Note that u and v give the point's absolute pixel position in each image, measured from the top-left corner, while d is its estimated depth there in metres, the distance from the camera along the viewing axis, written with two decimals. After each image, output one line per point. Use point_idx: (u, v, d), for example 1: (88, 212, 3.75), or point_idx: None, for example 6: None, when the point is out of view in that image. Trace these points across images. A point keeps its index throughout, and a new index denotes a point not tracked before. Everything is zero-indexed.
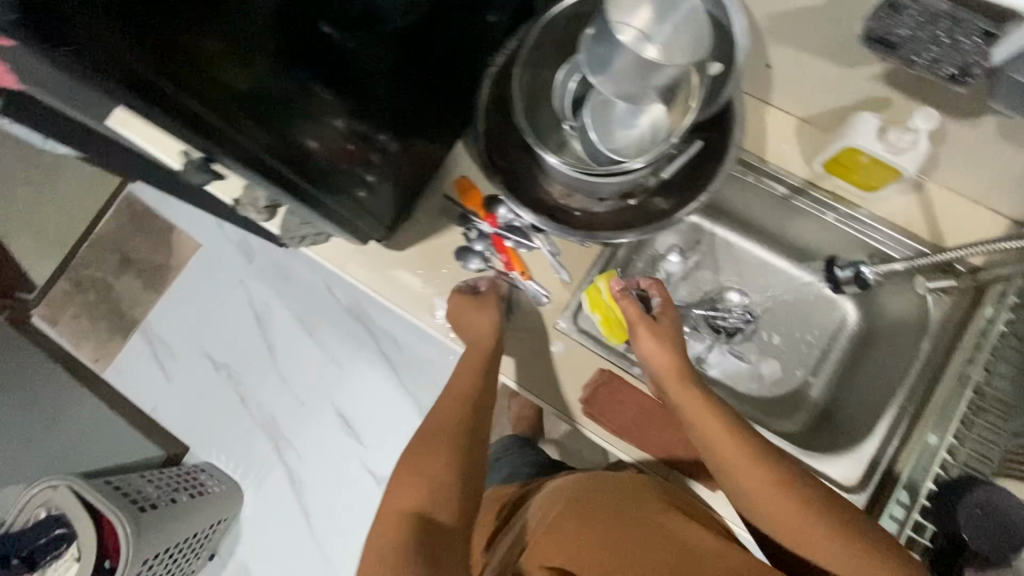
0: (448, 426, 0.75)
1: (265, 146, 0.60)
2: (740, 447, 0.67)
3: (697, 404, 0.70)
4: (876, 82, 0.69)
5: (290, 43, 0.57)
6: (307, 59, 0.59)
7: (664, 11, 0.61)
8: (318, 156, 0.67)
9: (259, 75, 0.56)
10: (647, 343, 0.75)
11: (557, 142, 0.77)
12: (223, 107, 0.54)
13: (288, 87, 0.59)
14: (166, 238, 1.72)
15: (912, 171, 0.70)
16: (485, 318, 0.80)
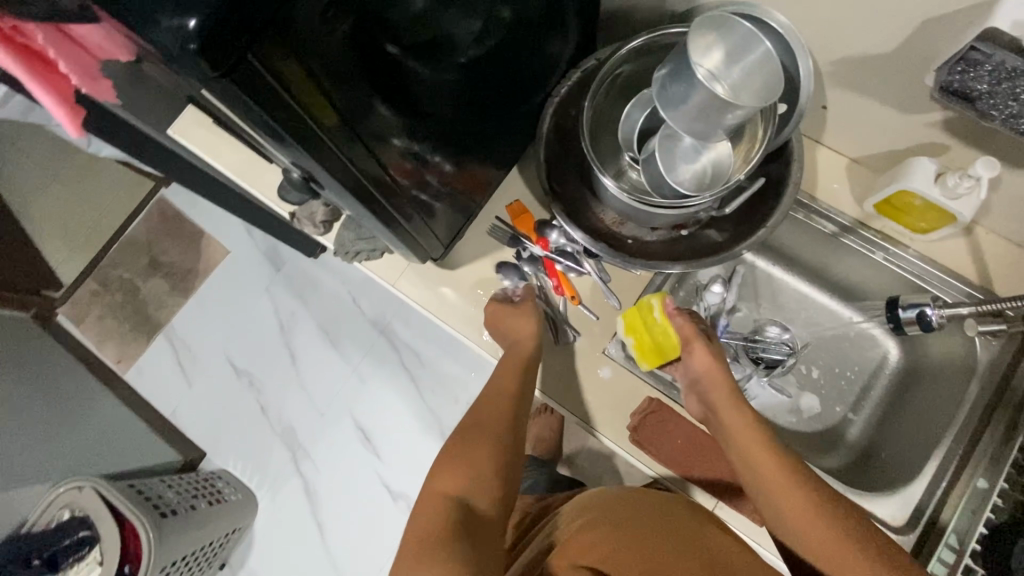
0: (484, 437, 0.76)
1: (352, 162, 0.61)
2: (786, 471, 0.68)
3: (748, 426, 0.74)
4: (935, 129, 0.71)
5: (364, 61, 0.55)
6: (376, 78, 0.58)
7: (734, 56, 0.64)
8: (391, 175, 0.68)
9: (358, 96, 0.57)
10: (702, 364, 0.79)
11: (616, 169, 0.79)
12: (331, 125, 0.55)
13: (358, 103, 0.57)
14: (196, 243, 1.74)
15: (967, 216, 0.71)
16: (528, 325, 0.82)
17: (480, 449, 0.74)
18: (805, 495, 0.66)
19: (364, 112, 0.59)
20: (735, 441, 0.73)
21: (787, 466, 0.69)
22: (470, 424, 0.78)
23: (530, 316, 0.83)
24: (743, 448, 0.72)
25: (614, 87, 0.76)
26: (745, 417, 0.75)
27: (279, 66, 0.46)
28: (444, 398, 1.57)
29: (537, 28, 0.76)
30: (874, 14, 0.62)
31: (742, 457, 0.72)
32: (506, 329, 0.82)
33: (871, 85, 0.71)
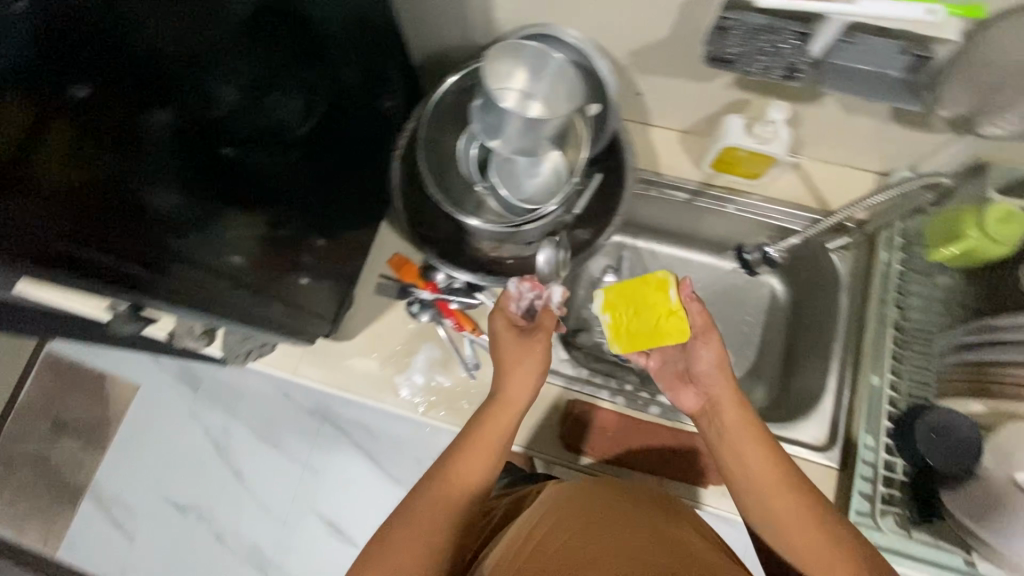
0: (453, 491, 0.66)
1: (190, 280, 0.59)
2: (779, 473, 0.65)
3: (749, 430, 0.68)
4: (732, 88, 0.78)
5: (195, 168, 0.56)
6: (212, 183, 0.59)
7: (537, 70, 0.69)
8: (250, 266, 0.68)
9: (188, 200, 0.57)
10: (698, 349, 0.74)
11: (474, 202, 0.80)
12: (151, 247, 0.54)
13: (199, 211, 0.59)
14: (99, 389, 1.62)
15: (784, 154, 0.79)
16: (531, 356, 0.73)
17: (448, 498, 0.66)
18: (794, 505, 0.63)
19: (195, 219, 0.58)
20: (727, 435, 0.69)
21: (780, 469, 0.65)
22: (444, 476, 0.67)
23: (539, 362, 0.73)
24: (739, 443, 0.68)
25: (446, 126, 0.79)
26: (747, 413, 0.69)
27: (59, 209, 0.44)
28: (403, 462, 1.52)
29: (357, 91, 0.79)
30: (640, 5, 0.69)
31: (734, 451, 0.68)
32: (507, 369, 0.73)
33: (666, 65, 0.78)
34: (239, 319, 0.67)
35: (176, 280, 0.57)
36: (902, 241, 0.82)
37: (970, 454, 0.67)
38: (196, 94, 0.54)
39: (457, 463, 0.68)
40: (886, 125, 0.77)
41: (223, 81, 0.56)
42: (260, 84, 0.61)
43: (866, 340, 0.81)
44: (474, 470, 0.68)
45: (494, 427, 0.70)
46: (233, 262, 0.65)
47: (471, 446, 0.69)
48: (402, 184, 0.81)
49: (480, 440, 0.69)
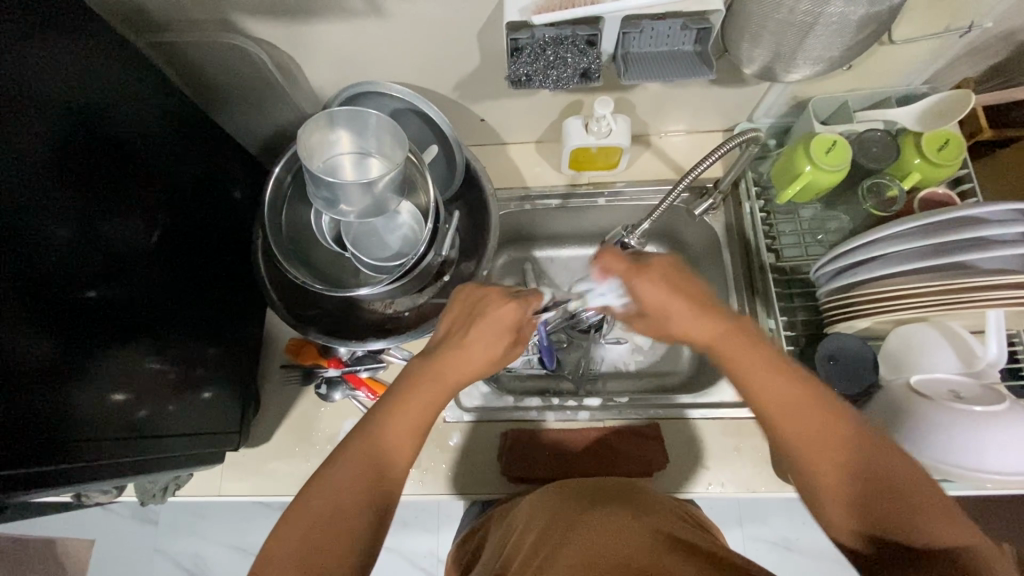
0: (368, 469, 0.56)
1: (69, 452, 0.56)
2: (823, 425, 0.54)
3: (761, 358, 0.57)
4: (561, 95, 0.81)
5: (45, 321, 0.54)
6: (69, 330, 0.56)
7: (359, 128, 0.70)
8: (143, 402, 0.66)
9: (53, 357, 0.55)
10: (669, 301, 0.61)
11: (351, 270, 0.80)
12: (21, 427, 0.51)
13: (61, 362, 0.55)
14: (50, 558, 1.50)
15: (628, 141, 0.81)
16: (489, 328, 0.62)
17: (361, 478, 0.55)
18: (837, 460, 0.53)
19: (60, 372, 0.55)
20: (754, 386, 0.56)
21: (825, 419, 0.54)
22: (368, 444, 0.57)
23: (502, 333, 0.63)
24: (767, 400, 0.56)
25: (299, 206, 0.78)
26: (774, 362, 0.57)
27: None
28: None
29: (200, 188, 0.78)
30: (441, 45, 0.71)
31: (768, 409, 0.55)
32: (461, 334, 0.63)
33: (492, 89, 0.80)
34: (137, 470, 0.65)
35: (55, 454, 0.54)
36: (757, 188, 0.87)
37: (866, 372, 0.72)
38: (25, 246, 0.52)
39: (383, 430, 0.58)
40: (708, 90, 0.80)
41: (53, 225, 0.55)
42: (91, 216, 0.59)
43: (755, 288, 0.85)
44: (401, 451, 0.58)
45: (433, 396, 0.61)
46: (118, 402, 0.62)
47: (399, 419, 0.59)
48: (271, 273, 0.79)
49: (418, 407, 0.60)
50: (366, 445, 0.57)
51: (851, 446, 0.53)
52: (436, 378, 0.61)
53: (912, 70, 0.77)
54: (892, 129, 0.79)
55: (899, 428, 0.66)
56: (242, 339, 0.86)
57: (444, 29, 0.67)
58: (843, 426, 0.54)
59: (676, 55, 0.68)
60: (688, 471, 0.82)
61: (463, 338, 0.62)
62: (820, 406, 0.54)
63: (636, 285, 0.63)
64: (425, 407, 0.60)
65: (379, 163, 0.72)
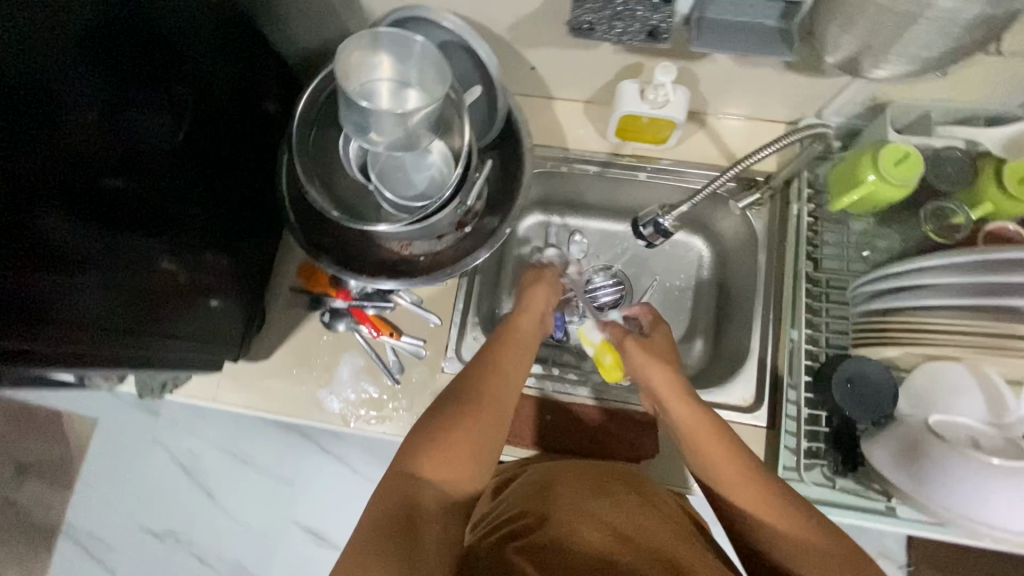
0: (497, 377, 0.65)
1: (63, 328, 0.56)
2: (756, 485, 0.57)
3: (675, 399, 0.66)
4: (621, 53, 0.75)
5: (70, 199, 0.54)
6: (95, 216, 0.57)
7: (402, 56, 0.66)
8: (151, 299, 0.65)
9: (62, 236, 0.53)
10: (648, 366, 0.71)
11: (372, 206, 0.78)
12: (10, 300, 0.50)
13: (84, 245, 0.56)
14: (56, 428, 1.59)
15: (682, 117, 0.76)
16: (542, 294, 0.80)
17: (491, 391, 0.64)
18: (770, 522, 0.56)
19: (66, 253, 0.54)
20: (683, 429, 0.64)
21: (749, 467, 0.59)
22: (493, 366, 0.67)
23: (550, 288, 0.82)
24: (713, 467, 0.60)
25: (329, 130, 0.75)
26: (714, 428, 0.62)
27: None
28: (375, 460, 1.52)
29: (234, 92, 0.75)
30: None
31: (704, 467, 0.61)
32: (529, 293, 0.80)
33: (549, 36, 0.74)
34: (130, 364, 0.65)
35: (45, 336, 0.54)
36: (810, 190, 0.80)
37: (883, 403, 0.69)
38: (54, 125, 0.51)
39: (498, 357, 0.68)
40: (780, 74, 0.74)
41: (78, 103, 0.53)
42: (122, 100, 0.57)
43: (785, 297, 0.80)
44: (512, 367, 0.68)
45: (527, 334, 0.74)
46: (129, 296, 0.62)
47: (516, 351, 0.70)
48: (294, 194, 0.78)
49: (524, 344, 0.72)
50: (494, 376, 0.66)
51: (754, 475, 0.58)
52: (526, 320, 0.75)
53: (1011, 88, 0.69)
54: (974, 151, 0.72)
55: (917, 467, 0.62)
56: (254, 254, 0.85)
57: None
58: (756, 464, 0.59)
59: (756, 29, 0.62)
60: (678, 465, 0.80)
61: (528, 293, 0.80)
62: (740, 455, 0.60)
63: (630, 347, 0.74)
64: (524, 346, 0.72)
65: (417, 95, 0.68)
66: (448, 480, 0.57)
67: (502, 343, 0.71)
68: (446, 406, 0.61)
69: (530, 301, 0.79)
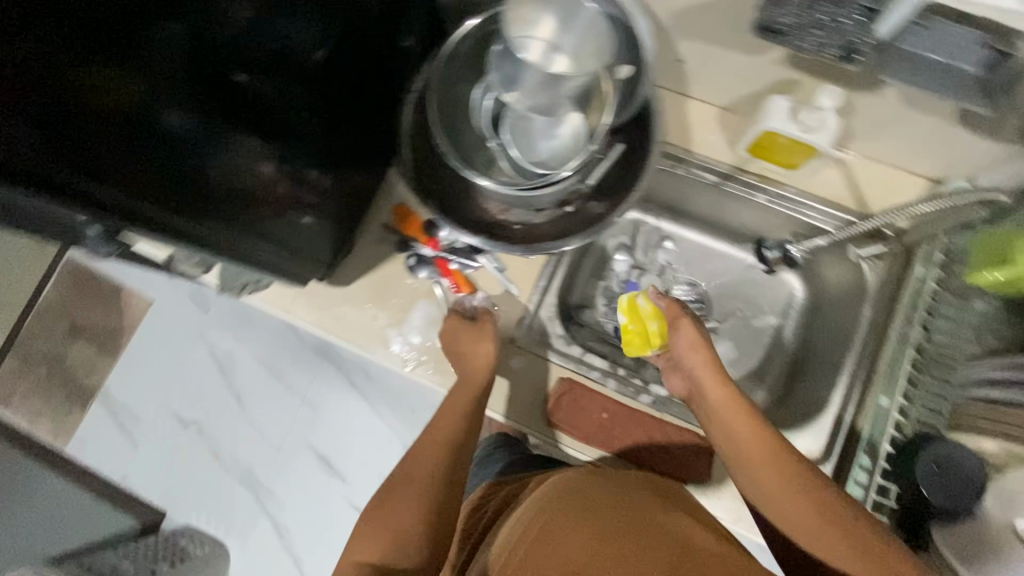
0: (428, 447, 0.77)
1: (180, 214, 0.56)
2: (805, 499, 0.62)
3: (726, 399, 0.70)
4: (783, 65, 0.71)
5: (195, 86, 0.54)
6: (215, 108, 0.57)
7: (566, 21, 0.64)
8: (248, 202, 0.65)
9: (181, 119, 0.54)
10: (693, 351, 0.75)
11: (484, 160, 0.76)
12: (126, 166, 0.50)
13: (200, 132, 0.56)
14: (113, 301, 1.65)
15: (826, 146, 0.72)
16: (485, 350, 0.79)
17: (421, 458, 0.76)
18: (814, 535, 0.61)
19: (178, 143, 0.54)
20: (731, 432, 0.68)
21: (800, 483, 0.63)
22: (419, 439, 0.78)
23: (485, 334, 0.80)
24: (761, 478, 0.65)
25: (464, 78, 0.74)
26: (763, 436, 0.67)
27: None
28: (399, 407, 1.54)
29: (377, 17, 0.73)
30: None
31: (751, 475, 0.66)
32: (462, 334, 0.80)
33: (713, 32, 0.70)
34: (225, 257, 0.65)
35: (156, 209, 0.54)
36: (943, 257, 0.75)
37: (969, 495, 0.64)
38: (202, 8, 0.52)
39: (434, 418, 0.79)
40: (948, 127, 0.68)
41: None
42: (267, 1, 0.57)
43: (883, 359, 0.75)
44: (440, 422, 0.78)
45: (456, 395, 0.78)
46: (229, 190, 0.62)
47: (440, 409, 0.79)
48: (414, 133, 0.78)
49: (455, 402, 0.78)
50: (414, 449, 0.77)
51: (804, 488, 0.63)
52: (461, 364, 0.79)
53: None
54: None
55: (981, 563, 0.62)
56: (360, 181, 0.84)
57: None
58: (806, 477, 0.63)
59: (954, 72, 0.56)
60: (724, 498, 0.77)
61: (469, 338, 0.80)
62: (791, 466, 0.64)
63: (679, 329, 0.77)
64: (458, 400, 0.78)
65: (569, 63, 0.63)
66: (378, 552, 0.67)
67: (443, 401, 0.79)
68: (398, 482, 0.74)
69: (453, 328, 0.80)
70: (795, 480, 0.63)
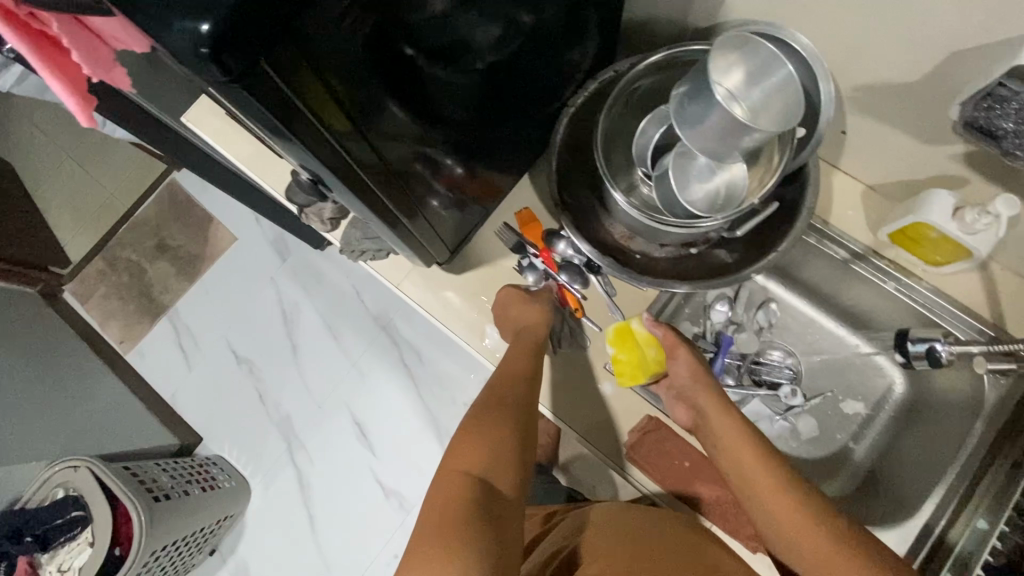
0: (500, 379, 0.78)
1: (355, 168, 0.58)
2: (810, 523, 0.65)
3: (731, 430, 0.74)
4: (957, 161, 0.70)
5: (386, 62, 0.53)
6: (396, 84, 0.56)
7: (756, 77, 0.63)
8: (398, 173, 0.66)
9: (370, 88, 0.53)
10: (698, 381, 0.79)
11: (627, 184, 0.78)
12: (331, 117, 0.51)
13: (378, 102, 0.55)
14: (203, 228, 1.73)
15: (983, 251, 0.70)
16: (539, 313, 0.83)
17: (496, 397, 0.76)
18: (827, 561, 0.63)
19: (355, 114, 0.54)
20: (736, 464, 0.72)
21: (801, 507, 0.66)
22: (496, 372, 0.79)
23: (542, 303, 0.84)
24: (770, 509, 0.68)
25: (630, 105, 0.76)
26: (764, 465, 0.70)
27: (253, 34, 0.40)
28: (441, 398, 1.55)
29: (563, 31, 0.73)
30: (898, 42, 0.62)
31: (760, 506, 0.69)
32: (522, 300, 0.84)
33: (893, 113, 0.70)
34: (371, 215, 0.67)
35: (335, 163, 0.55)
36: None
37: None
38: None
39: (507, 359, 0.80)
40: None
41: None
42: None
43: (989, 481, 0.72)
44: (513, 362, 0.79)
45: (530, 330, 0.81)
46: (388, 162, 0.63)
47: (514, 349, 0.81)
48: (564, 145, 0.80)
49: (524, 345, 0.80)
50: (498, 380, 0.77)
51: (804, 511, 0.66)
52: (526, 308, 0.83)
53: None
54: None
55: None
56: (500, 179, 0.86)
57: (930, 28, 0.58)
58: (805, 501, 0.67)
59: None
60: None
61: (532, 304, 0.83)
62: (791, 492, 0.67)
63: (680, 357, 0.80)
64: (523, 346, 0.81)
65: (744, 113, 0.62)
66: (481, 464, 0.67)
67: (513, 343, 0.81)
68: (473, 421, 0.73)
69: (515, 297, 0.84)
70: (792, 502, 0.67)
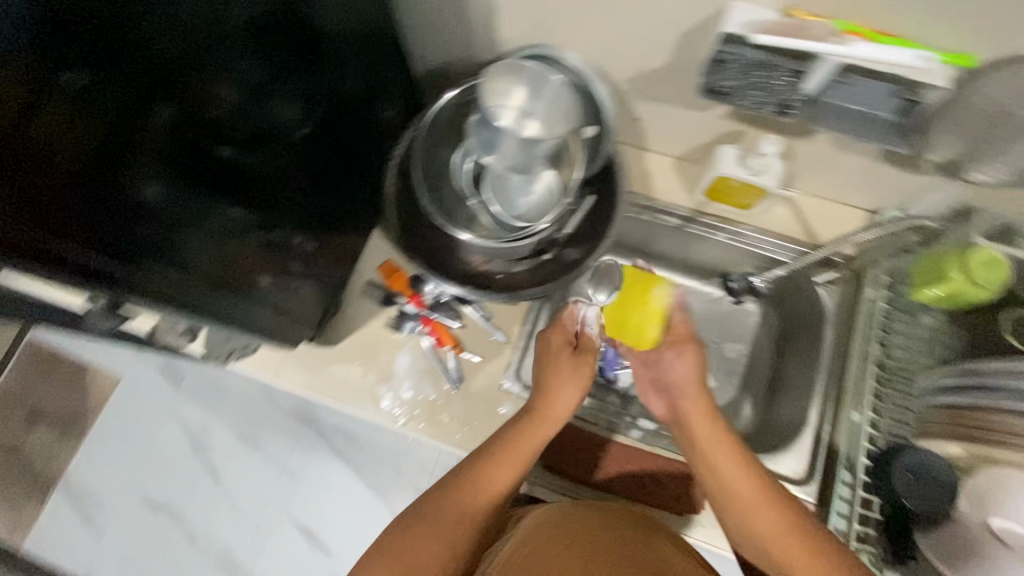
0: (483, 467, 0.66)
1: (173, 281, 0.58)
2: (795, 531, 0.59)
3: (717, 433, 0.68)
4: (727, 119, 0.80)
5: (183, 168, 0.54)
6: (201, 182, 0.57)
7: (535, 89, 0.67)
8: (234, 266, 0.66)
9: (169, 198, 0.54)
10: (691, 377, 0.74)
11: (466, 216, 0.80)
12: (116, 235, 0.51)
13: (185, 207, 0.56)
14: (76, 381, 1.58)
15: (774, 187, 0.80)
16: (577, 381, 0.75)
17: (464, 491, 0.63)
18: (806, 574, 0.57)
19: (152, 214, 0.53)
20: (718, 470, 0.65)
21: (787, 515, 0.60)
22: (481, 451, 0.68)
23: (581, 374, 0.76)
24: (744, 515, 0.62)
25: (443, 144, 0.81)
26: (751, 469, 0.64)
27: None
28: (381, 470, 1.49)
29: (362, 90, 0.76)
30: (641, 36, 0.71)
31: (738, 515, 0.63)
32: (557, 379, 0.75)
33: (665, 93, 0.80)
34: (211, 320, 0.65)
35: (145, 280, 0.55)
36: (888, 279, 0.83)
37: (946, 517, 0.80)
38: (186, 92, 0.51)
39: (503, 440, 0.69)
40: (878, 164, 0.78)
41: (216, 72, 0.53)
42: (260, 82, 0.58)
43: (850, 378, 0.81)
44: (505, 462, 0.66)
45: (550, 415, 0.72)
46: (223, 258, 0.64)
47: (531, 430, 0.70)
48: (398, 195, 0.83)
49: (521, 446, 0.68)
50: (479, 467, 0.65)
51: (792, 520, 0.60)
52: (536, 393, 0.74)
53: None
54: None
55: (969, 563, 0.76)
56: (349, 241, 0.86)
57: (655, 20, 0.68)
58: (794, 512, 0.61)
59: (871, 119, 0.64)
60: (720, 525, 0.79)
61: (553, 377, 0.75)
62: (775, 500, 0.62)
63: (677, 354, 0.76)
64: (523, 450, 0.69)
65: (540, 127, 0.66)
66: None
67: (509, 437, 0.69)
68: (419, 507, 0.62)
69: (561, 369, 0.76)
70: (777, 509, 0.61)
